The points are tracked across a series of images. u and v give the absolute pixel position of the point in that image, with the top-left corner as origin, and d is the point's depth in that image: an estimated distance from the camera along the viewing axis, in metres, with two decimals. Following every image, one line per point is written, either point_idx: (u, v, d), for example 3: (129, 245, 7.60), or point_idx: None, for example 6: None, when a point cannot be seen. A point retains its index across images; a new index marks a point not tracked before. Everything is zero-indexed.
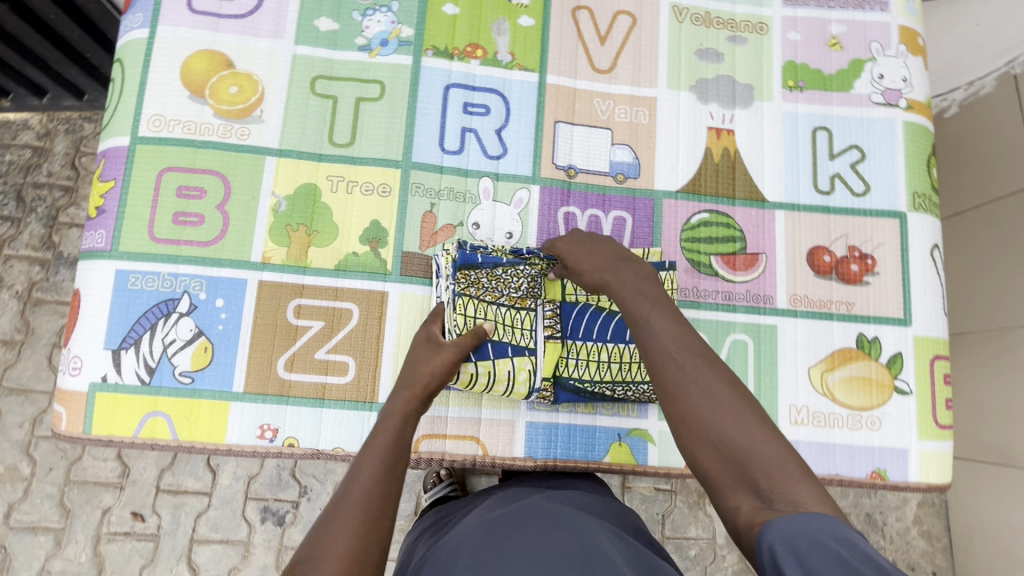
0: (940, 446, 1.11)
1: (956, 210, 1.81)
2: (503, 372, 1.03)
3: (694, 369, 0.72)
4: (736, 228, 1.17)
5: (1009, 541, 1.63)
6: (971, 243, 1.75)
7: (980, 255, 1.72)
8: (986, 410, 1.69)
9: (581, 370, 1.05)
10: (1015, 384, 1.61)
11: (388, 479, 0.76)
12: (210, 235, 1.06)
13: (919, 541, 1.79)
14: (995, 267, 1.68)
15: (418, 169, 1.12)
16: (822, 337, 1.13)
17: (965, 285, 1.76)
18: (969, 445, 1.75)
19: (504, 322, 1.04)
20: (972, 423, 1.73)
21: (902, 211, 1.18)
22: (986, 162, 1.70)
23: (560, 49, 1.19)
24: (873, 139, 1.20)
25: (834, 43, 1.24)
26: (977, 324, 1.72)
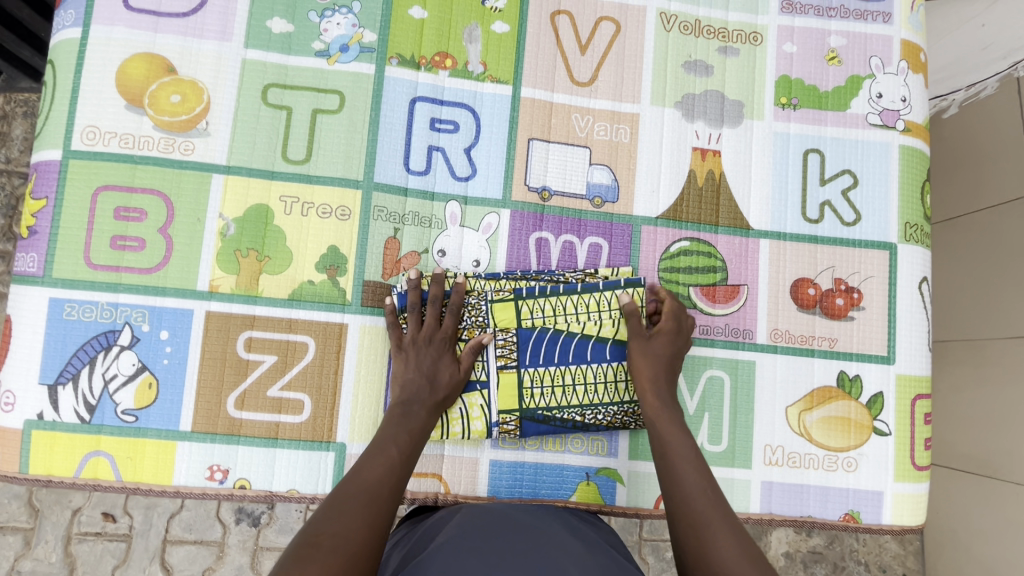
0: (916, 488, 1.08)
1: (946, 218, 1.75)
2: (455, 411, 1.01)
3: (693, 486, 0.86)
4: (718, 257, 1.11)
5: (979, 555, 1.63)
6: (960, 259, 1.71)
7: (972, 270, 1.67)
8: (967, 423, 1.67)
9: (542, 398, 1.02)
10: (998, 401, 1.58)
11: (397, 477, 0.86)
12: (152, 261, 0.98)
13: (891, 544, 1.84)
14: (985, 285, 1.63)
15: (380, 190, 1.04)
16: (802, 375, 1.09)
17: (953, 300, 1.73)
18: (949, 458, 1.74)
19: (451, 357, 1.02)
20: (951, 435, 1.72)
21: (892, 243, 1.12)
22: (982, 175, 1.64)
23: (537, 58, 1.10)
24: (867, 164, 1.13)
25: (832, 57, 1.15)
26: (966, 337, 1.68)
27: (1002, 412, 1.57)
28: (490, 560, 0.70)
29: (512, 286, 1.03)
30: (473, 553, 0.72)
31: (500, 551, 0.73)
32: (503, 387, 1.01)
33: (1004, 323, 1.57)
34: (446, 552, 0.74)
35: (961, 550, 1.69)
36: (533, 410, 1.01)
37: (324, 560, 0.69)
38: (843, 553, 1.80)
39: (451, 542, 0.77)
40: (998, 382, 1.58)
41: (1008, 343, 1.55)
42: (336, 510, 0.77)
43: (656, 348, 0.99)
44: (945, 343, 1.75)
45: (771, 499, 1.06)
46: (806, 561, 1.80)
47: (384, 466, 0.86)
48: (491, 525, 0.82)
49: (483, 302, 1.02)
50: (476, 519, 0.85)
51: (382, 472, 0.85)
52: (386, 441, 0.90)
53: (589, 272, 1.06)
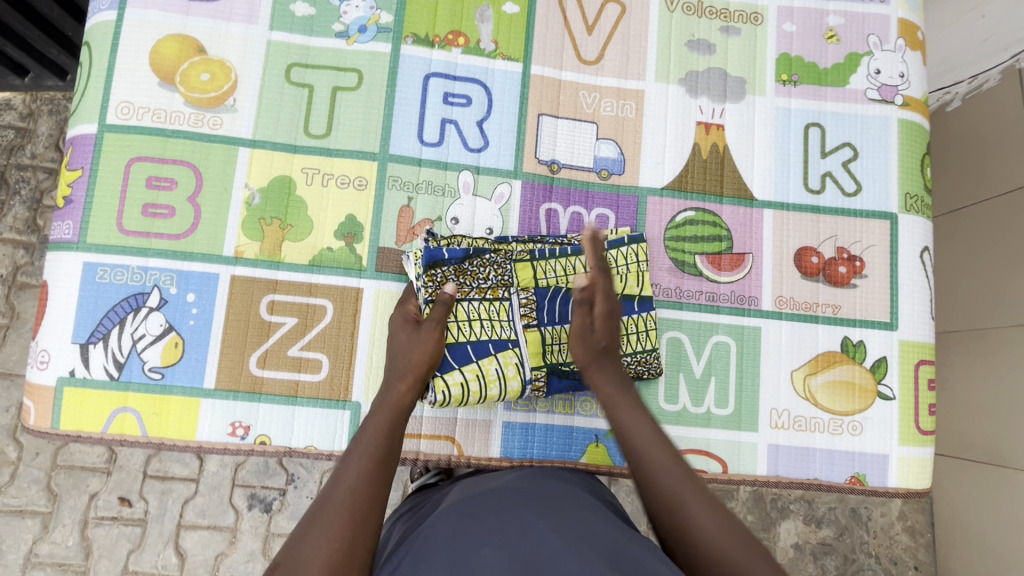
0: (920, 452, 1.10)
1: (953, 208, 1.77)
2: (492, 372, 1.01)
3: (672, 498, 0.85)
4: (723, 227, 1.14)
5: (991, 541, 1.63)
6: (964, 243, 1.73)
7: (976, 254, 1.69)
8: (975, 407, 1.68)
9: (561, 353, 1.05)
10: (1004, 383, 1.59)
11: (378, 473, 0.84)
12: (180, 228, 1.03)
13: (903, 537, 1.82)
14: (990, 267, 1.65)
15: (396, 161, 1.09)
16: (806, 341, 1.11)
17: (957, 285, 1.75)
18: (957, 442, 1.74)
19: (481, 318, 1.02)
20: (960, 420, 1.72)
21: (893, 212, 1.15)
22: (983, 159, 1.67)
23: (546, 37, 1.15)
24: (866, 137, 1.17)
25: (830, 36, 1.20)
26: (971, 321, 1.70)
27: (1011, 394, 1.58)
28: (485, 530, 0.71)
29: (527, 248, 1.06)
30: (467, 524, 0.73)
31: (493, 514, 0.75)
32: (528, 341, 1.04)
33: (1010, 303, 1.58)
34: (439, 527, 0.75)
35: (973, 536, 1.68)
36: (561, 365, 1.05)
37: None
38: (853, 545, 1.80)
39: (449, 517, 0.77)
40: (1004, 363, 1.59)
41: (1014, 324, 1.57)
42: (315, 520, 0.76)
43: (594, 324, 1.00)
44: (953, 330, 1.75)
45: (778, 462, 1.08)
46: (815, 553, 1.80)
47: (356, 468, 0.83)
48: (486, 493, 0.83)
49: (508, 260, 1.04)
50: (472, 491, 0.85)
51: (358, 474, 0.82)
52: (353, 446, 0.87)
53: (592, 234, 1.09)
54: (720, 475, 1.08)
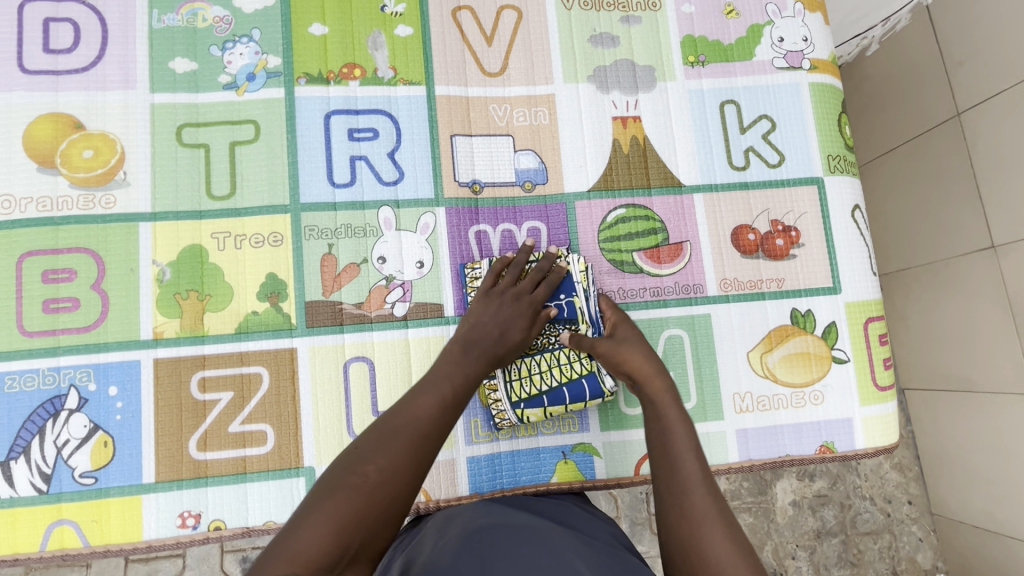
0: (882, 408, 1.11)
1: (887, 148, 1.78)
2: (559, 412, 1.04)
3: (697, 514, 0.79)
4: (656, 220, 1.13)
5: (974, 466, 1.66)
6: (901, 185, 1.76)
7: (914, 193, 1.72)
8: (939, 338, 1.71)
9: (509, 386, 1.01)
10: (960, 312, 1.62)
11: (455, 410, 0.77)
12: (88, 319, 0.97)
13: (892, 474, 1.86)
14: (929, 202, 1.67)
15: (309, 210, 1.04)
16: (757, 319, 1.11)
17: (902, 226, 1.77)
18: (926, 374, 1.78)
19: (555, 364, 1.02)
20: (926, 353, 1.76)
21: (819, 176, 1.15)
22: (905, 103, 1.69)
23: (445, 56, 1.11)
24: (781, 106, 1.17)
25: (730, 10, 1.19)
26: (922, 256, 1.72)
27: (968, 323, 1.61)
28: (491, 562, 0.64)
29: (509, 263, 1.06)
30: (472, 558, 0.66)
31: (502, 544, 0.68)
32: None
33: (953, 236, 1.61)
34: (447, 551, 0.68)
35: (958, 465, 1.72)
36: (523, 402, 1.01)
37: (359, 496, 0.63)
38: (847, 491, 1.83)
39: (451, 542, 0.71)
40: (956, 296, 1.63)
41: (961, 254, 1.59)
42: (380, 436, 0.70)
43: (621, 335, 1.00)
44: (908, 268, 1.78)
45: (748, 445, 1.08)
46: (813, 506, 1.82)
47: (436, 400, 0.76)
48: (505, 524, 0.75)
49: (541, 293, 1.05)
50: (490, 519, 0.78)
51: (435, 408, 0.75)
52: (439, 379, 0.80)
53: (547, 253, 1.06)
54: None
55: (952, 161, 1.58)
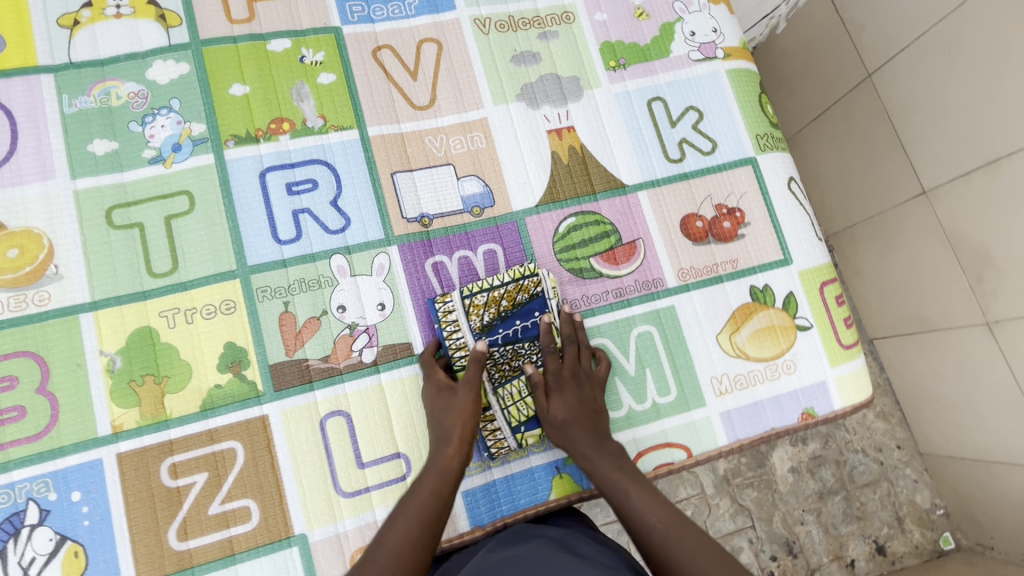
0: (852, 366, 1.15)
1: (813, 116, 1.87)
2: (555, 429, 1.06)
3: (660, 511, 0.86)
4: (606, 223, 1.14)
5: (951, 401, 1.73)
6: (830, 148, 1.84)
7: (843, 155, 1.80)
8: (894, 285, 1.79)
9: (507, 411, 1.02)
10: (907, 258, 1.71)
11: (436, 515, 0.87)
12: (38, 426, 0.91)
13: (878, 424, 1.92)
14: (860, 161, 1.75)
15: (258, 271, 1.02)
16: (719, 302, 1.13)
17: (840, 187, 1.85)
18: (889, 321, 1.85)
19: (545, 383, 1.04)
20: (885, 302, 1.84)
21: (751, 156, 1.20)
22: (819, 73, 1.79)
23: (372, 97, 1.12)
24: (705, 96, 1.21)
25: (640, 13, 1.23)
26: (863, 212, 1.80)
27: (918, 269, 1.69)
28: None
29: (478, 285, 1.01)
30: None
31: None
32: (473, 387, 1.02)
33: (889, 189, 1.69)
34: None
35: (936, 402, 1.78)
36: (523, 425, 1.03)
37: None
38: (840, 449, 1.88)
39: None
40: (903, 245, 1.71)
41: (899, 203, 1.67)
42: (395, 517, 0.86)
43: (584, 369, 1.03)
44: (854, 227, 1.86)
45: (734, 427, 1.09)
46: (811, 469, 1.86)
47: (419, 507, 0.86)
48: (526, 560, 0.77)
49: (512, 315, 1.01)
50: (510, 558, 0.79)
51: (419, 516, 0.85)
52: (424, 481, 0.89)
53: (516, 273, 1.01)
54: (687, 461, 1.08)
55: (873, 119, 1.67)
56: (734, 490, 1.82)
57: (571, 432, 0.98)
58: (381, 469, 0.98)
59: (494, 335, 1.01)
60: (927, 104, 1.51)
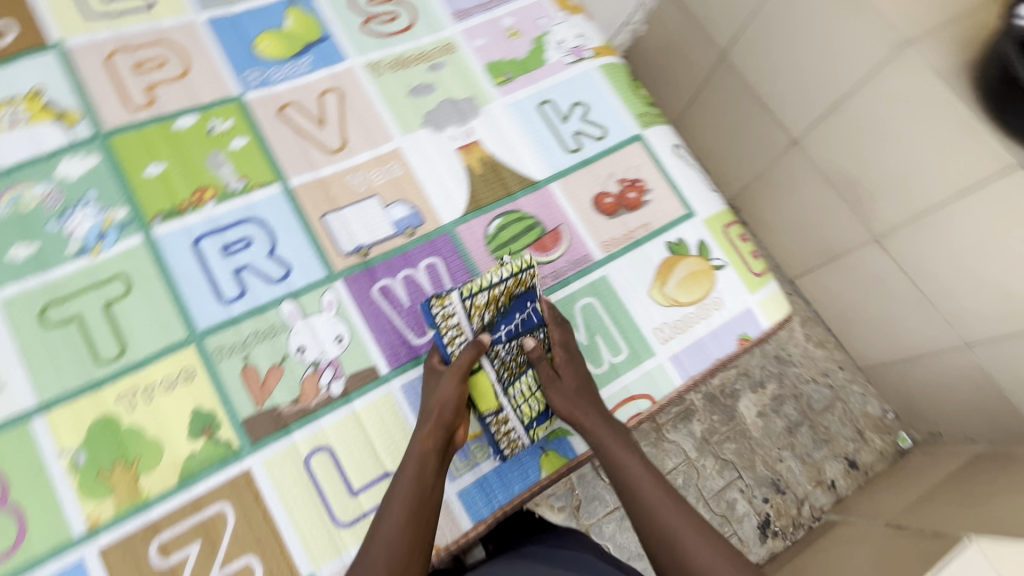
0: (767, 290, 1.30)
1: (689, 97, 2.11)
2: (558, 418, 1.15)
3: (664, 496, 0.95)
4: (528, 217, 1.26)
5: (870, 312, 1.93)
6: (711, 119, 2.08)
7: (722, 122, 2.05)
8: (796, 224, 2.00)
9: (519, 410, 1.09)
10: (798, 200, 1.94)
11: (416, 519, 0.91)
12: (6, 543, 0.87)
13: (819, 351, 2.13)
14: (736, 125, 2.00)
15: (210, 334, 1.03)
16: (643, 263, 1.26)
17: (728, 150, 2.09)
18: (799, 255, 2.08)
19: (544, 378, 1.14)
20: (794, 240, 2.06)
21: (637, 134, 1.37)
22: (683, 57, 2.04)
23: (286, 151, 1.18)
24: (585, 92, 1.37)
25: (513, 33, 1.39)
26: (752, 169, 2.04)
27: (808, 207, 1.91)
28: None
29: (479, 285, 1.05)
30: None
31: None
32: (482, 393, 1.07)
33: (765, 144, 1.94)
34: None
35: (857, 315, 1.99)
36: (534, 421, 1.11)
37: None
38: (794, 383, 2.07)
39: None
40: (791, 188, 1.94)
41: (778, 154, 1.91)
42: (385, 507, 0.92)
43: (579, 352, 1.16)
44: (748, 185, 2.10)
45: (686, 367, 1.21)
46: (774, 408, 2.02)
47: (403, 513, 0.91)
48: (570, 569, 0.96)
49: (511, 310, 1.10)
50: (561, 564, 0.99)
51: (403, 523, 0.90)
52: (404, 489, 0.93)
53: (514, 272, 1.07)
54: (652, 407, 1.18)
55: (735, 87, 1.92)
56: (715, 447, 1.94)
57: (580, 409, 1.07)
58: (375, 491, 1.00)
59: (497, 332, 1.08)
60: (774, 66, 1.76)
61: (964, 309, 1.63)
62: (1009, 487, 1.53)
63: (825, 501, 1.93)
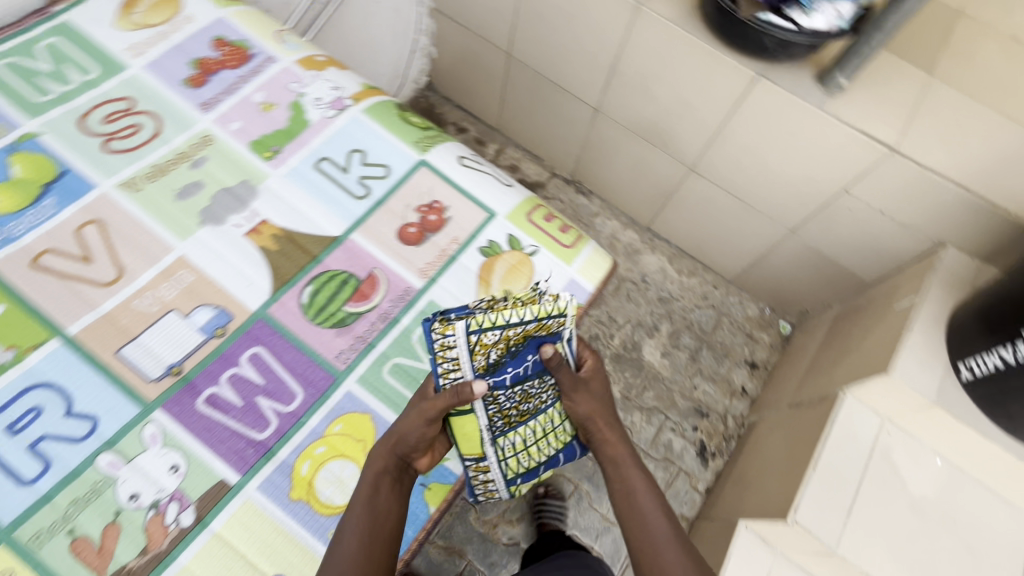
0: (583, 256, 1.41)
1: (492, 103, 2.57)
2: (538, 455, 1.23)
3: (649, 504, 1.06)
4: (340, 273, 1.27)
5: (697, 227, 2.38)
6: (517, 111, 2.52)
7: (524, 113, 2.49)
8: (623, 177, 2.41)
9: (503, 464, 1.20)
10: (614, 158, 2.35)
11: (367, 539, 0.97)
12: None
13: (692, 282, 2.52)
14: (536, 108, 2.42)
15: (20, 524, 0.94)
16: (463, 275, 1.32)
17: (539, 134, 2.51)
18: (634, 200, 2.49)
19: (539, 433, 1.21)
20: (627, 189, 2.47)
21: (419, 160, 1.43)
22: (473, 62, 2.44)
23: (55, 300, 1.11)
24: (357, 138, 1.41)
25: (266, 106, 1.40)
26: (569, 142, 2.46)
27: (622, 162, 2.34)
28: None
29: (494, 323, 1.04)
30: None
31: None
32: (468, 438, 1.15)
33: (561, 120, 2.36)
34: None
35: (690, 230, 2.42)
36: (517, 476, 1.23)
37: None
38: (681, 316, 2.44)
39: None
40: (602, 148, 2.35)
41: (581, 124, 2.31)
42: (340, 533, 0.98)
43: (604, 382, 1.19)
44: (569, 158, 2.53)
45: None
46: (674, 346, 2.38)
47: (358, 537, 0.97)
48: None
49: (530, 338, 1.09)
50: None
51: (358, 547, 0.96)
52: (362, 514, 0.99)
53: (543, 321, 1.07)
54: None
55: (521, 78, 2.31)
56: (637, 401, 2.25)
57: (595, 418, 1.13)
58: None
59: (502, 374, 1.11)
60: (546, 50, 2.04)
61: (767, 206, 2.02)
62: (862, 327, 1.88)
63: (742, 409, 2.30)
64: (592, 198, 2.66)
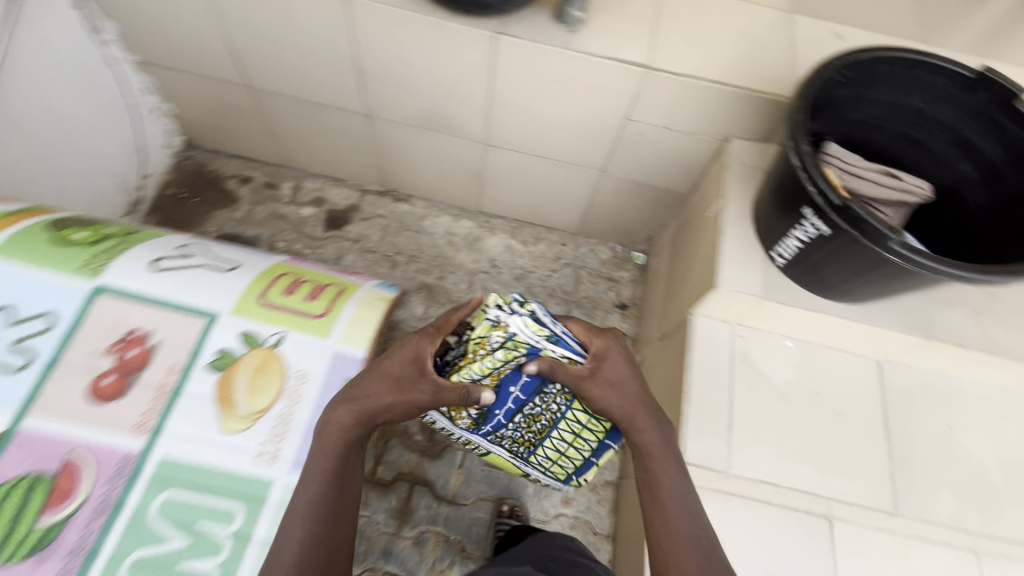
0: (337, 323, 1.58)
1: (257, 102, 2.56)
2: (573, 452, 1.88)
3: (670, 490, 1.42)
4: (26, 480, 1.30)
5: (507, 183, 2.70)
6: (293, 119, 2.62)
7: (303, 118, 2.60)
8: (428, 168, 2.74)
9: (549, 471, 1.99)
10: (416, 146, 2.60)
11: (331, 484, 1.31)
12: None
13: (548, 216, 2.91)
14: (318, 131, 2.67)
15: None
16: (200, 401, 1.44)
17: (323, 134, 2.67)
18: (446, 175, 2.75)
19: (573, 440, 1.84)
20: (433, 181, 2.82)
21: (89, 290, 1.46)
22: (229, 108, 2.65)
23: None
24: (10, 292, 1.42)
25: None
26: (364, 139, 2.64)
27: (422, 140, 2.54)
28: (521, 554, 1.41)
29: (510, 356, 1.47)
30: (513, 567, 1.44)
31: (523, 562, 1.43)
32: (503, 460, 2.04)
33: (341, 120, 2.54)
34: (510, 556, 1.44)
35: (496, 194, 2.81)
36: (572, 475, 1.98)
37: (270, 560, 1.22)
38: (543, 275, 2.90)
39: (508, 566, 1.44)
40: (394, 143, 2.60)
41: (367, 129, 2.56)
42: (303, 487, 1.31)
43: (615, 374, 1.54)
44: (372, 128, 2.55)
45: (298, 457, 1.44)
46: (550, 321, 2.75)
47: (318, 487, 1.30)
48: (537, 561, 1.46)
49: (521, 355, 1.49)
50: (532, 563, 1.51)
51: (317, 495, 1.28)
52: (323, 463, 1.33)
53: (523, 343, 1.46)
54: None
55: (282, 102, 2.52)
56: None
57: (611, 404, 1.52)
58: None
59: (496, 415, 1.76)
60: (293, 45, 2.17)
61: (555, 152, 2.40)
62: (683, 273, 2.34)
63: None
64: (413, 202, 3.01)
